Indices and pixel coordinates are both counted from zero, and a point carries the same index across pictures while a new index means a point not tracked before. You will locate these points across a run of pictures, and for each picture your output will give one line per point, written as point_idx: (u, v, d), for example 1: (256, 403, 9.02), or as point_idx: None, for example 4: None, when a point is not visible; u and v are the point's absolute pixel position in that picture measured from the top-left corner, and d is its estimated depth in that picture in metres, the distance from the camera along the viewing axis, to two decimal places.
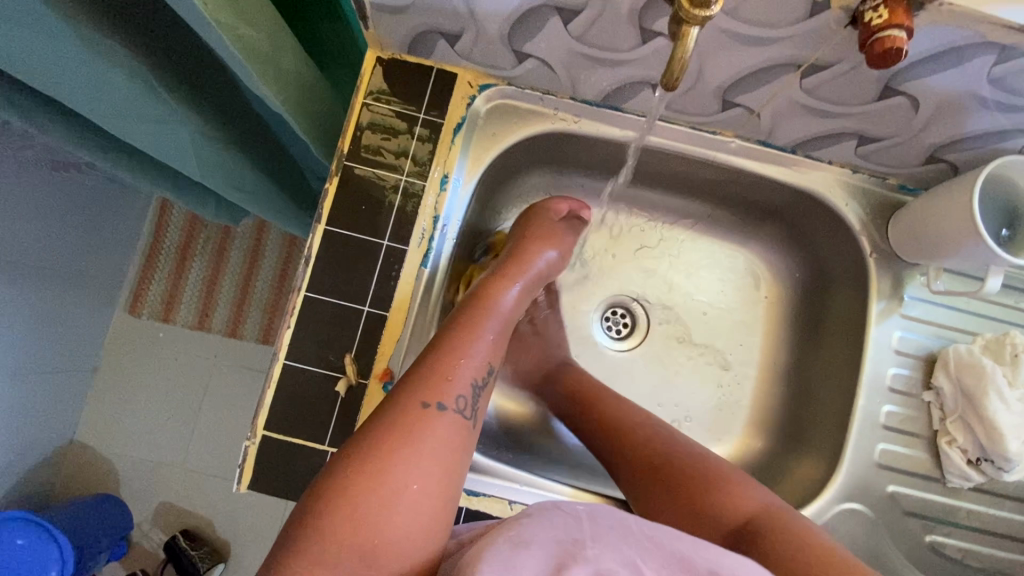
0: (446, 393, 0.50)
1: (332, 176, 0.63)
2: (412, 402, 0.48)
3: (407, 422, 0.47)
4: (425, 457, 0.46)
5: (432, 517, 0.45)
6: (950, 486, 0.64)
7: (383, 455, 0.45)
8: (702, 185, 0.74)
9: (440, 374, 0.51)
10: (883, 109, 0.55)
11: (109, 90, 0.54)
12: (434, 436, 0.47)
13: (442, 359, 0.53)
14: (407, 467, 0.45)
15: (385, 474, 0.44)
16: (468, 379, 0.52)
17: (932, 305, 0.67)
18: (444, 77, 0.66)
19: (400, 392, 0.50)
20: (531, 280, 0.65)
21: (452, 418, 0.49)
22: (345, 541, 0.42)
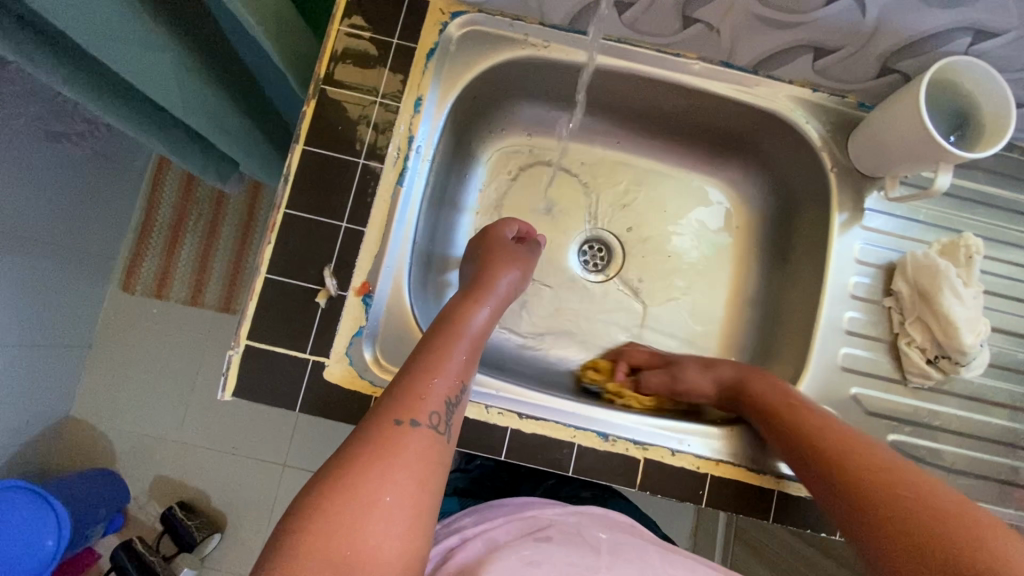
0: (419, 409, 0.51)
1: (309, 99, 0.66)
2: (385, 422, 0.49)
3: (383, 441, 0.48)
4: (402, 475, 0.47)
5: (409, 528, 0.45)
6: (911, 387, 0.67)
7: (357, 473, 0.46)
8: (672, 115, 0.77)
9: (418, 393, 0.52)
10: (833, 16, 0.58)
11: (97, 12, 0.56)
12: (410, 452, 0.48)
13: (420, 378, 0.53)
14: (381, 479, 0.46)
15: (357, 488, 0.45)
16: (442, 397, 0.53)
17: (891, 216, 0.69)
18: (417, 5, 0.68)
19: (372, 416, 0.50)
20: (497, 304, 0.64)
21: (425, 433, 0.50)
22: (321, 552, 0.42)
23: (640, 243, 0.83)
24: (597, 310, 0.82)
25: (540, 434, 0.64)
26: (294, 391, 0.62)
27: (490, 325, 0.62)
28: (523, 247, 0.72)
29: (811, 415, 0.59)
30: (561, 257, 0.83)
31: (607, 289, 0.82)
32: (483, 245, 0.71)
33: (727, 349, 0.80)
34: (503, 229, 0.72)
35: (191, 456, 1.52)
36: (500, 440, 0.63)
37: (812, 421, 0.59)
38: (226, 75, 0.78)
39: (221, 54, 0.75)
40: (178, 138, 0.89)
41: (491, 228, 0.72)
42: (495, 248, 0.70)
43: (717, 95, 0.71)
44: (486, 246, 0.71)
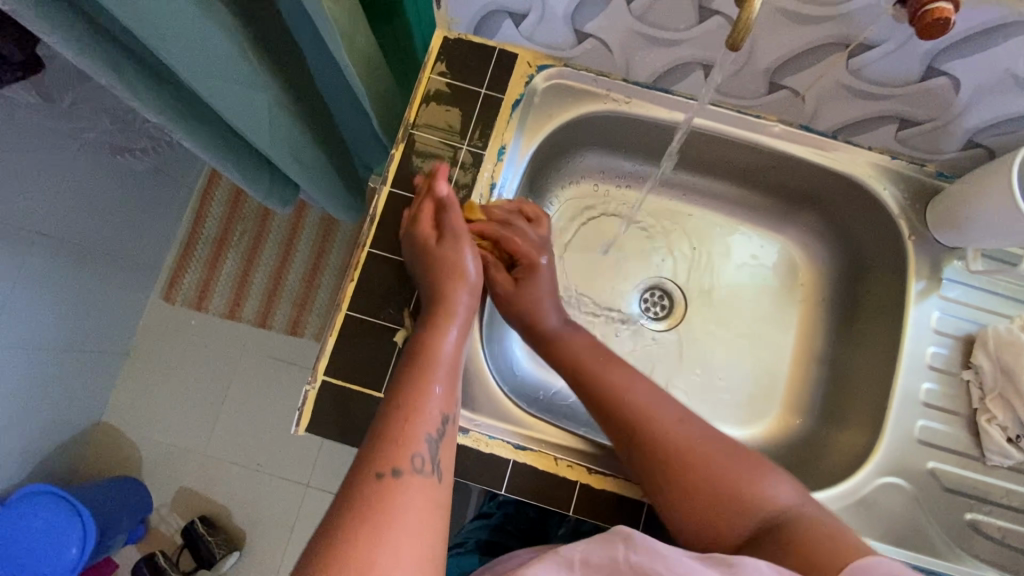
0: (402, 453, 0.45)
1: (398, 143, 0.68)
2: (364, 480, 0.43)
3: (370, 501, 0.42)
4: (399, 535, 0.41)
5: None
6: (989, 465, 0.65)
7: (347, 548, 0.39)
8: (744, 172, 0.77)
9: (397, 435, 0.46)
10: (924, 91, 0.59)
11: (207, 51, 0.58)
12: (402, 503, 0.42)
13: (397, 419, 0.47)
14: (375, 547, 0.39)
15: (350, 564, 0.38)
16: (422, 433, 0.47)
17: (970, 287, 0.69)
18: (506, 57, 0.70)
19: (349, 475, 0.44)
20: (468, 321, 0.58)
21: (414, 480, 0.44)
22: None
23: (702, 294, 0.83)
24: (658, 361, 0.81)
25: (610, 492, 0.63)
26: (366, 429, 0.62)
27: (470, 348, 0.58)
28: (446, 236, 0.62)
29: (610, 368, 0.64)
30: (624, 304, 0.83)
31: (669, 339, 0.82)
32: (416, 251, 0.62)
33: (789, 407, 0.79)
34: (455, 219, 0.63)
35: (216, 470, 1.51)
36: (568, 491, 0.63)
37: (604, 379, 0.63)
38: (307, 109, 0.80)
39: (306, 89, 0.78)
40: (251, 166, 0.91)
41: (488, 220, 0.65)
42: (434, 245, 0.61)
43: (794, 157, 0.71)
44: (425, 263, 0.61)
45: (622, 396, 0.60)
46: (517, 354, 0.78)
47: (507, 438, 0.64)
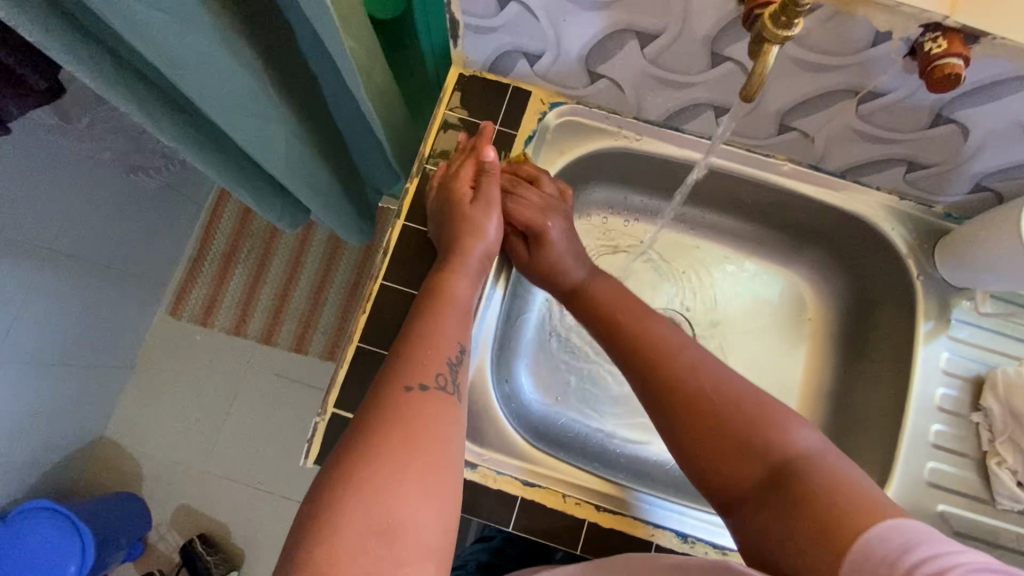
0: (426, 370, 0.50)
1: (411, 176, 0.70)
2: (394, 386, 0.48)
3: (398, 410, 0.46)
4: (427, 438, 0.45)
5: (436, 496, 0.43)
6: (999, 509, 0.65)
7: (379, 443, 0.44)
8: (753, 207, 0.78)
9: (421, 357, 0.51)
10: (933, 137, 0.60)
11: (229, 86, 0.60)
12: (425, 411, 0.47)
13: (421, 346, 0.52)
14: (403, 447, 0.44)
15: (382, 456, 0.43)
16: (442, 358, 0.52)
17: (979, 328, 0.69)
18: (519, 94, 0.72)
19: (379, 382, 0.49)
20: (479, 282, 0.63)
21: (436, 395, 0.49)
22: (358, 522, 0.40)
23: (709, 326, 0.84)
24: None
25: (617, 532, 0.63)
26: None
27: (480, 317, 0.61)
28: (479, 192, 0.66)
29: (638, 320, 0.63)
30: None
31: None
32: (449, 202, 0.65)
33: None
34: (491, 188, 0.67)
35: (217, 488, 1.49)
36: (575, 528, 0.63)
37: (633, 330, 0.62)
38: (323, 140, 0.82)
39: (323, 120, 0.79)
40: (265, 190, 0.92)
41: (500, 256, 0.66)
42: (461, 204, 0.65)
43: (803, 195, 0.72)
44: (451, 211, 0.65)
45: (660, 339, 0.60)
46: (525, 386, 0.78)
47: (517, 475, 0.64)
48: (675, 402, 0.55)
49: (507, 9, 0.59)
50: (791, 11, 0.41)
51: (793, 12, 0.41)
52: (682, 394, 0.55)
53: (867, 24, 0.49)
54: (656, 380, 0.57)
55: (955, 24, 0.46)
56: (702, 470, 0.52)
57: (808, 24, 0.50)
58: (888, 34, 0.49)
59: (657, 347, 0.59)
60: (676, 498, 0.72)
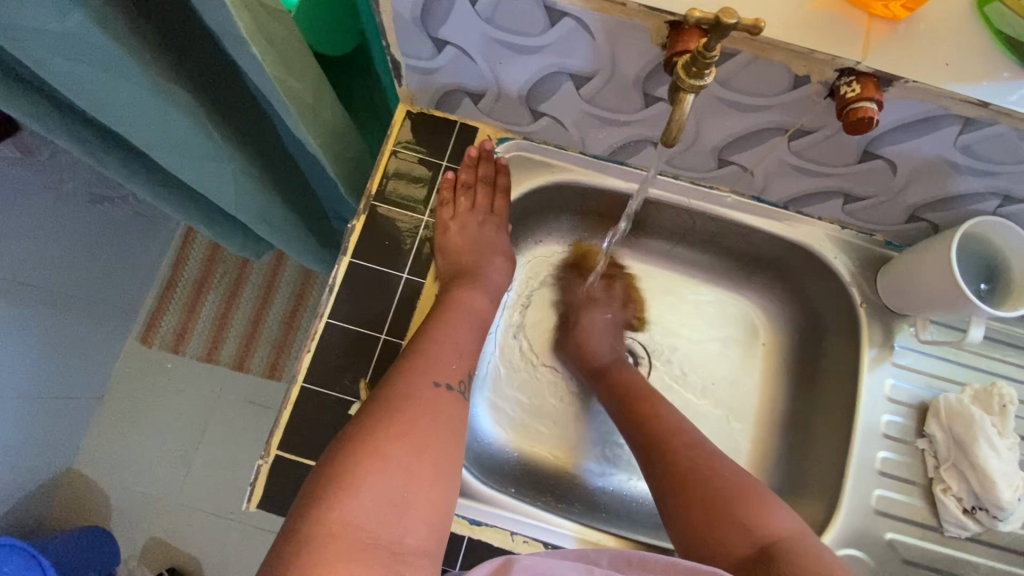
0: (449, 374, 0.61)
1: (359, 214, 0.70)
2: (426, 380, 0.59)
3: (423, 397, 0.58)
4: (439, 426, 0.57)
5: (441, 471, 0.54)
6: (947, 535, 0.65)
7: (405, 421, 0.55)
8: (703, 236, 0.79)
9: (447, 358, 0.62)
10: (863, 171, 0.61)
11: (171, 130, 0.60)
12: (443, 409, 0.58)
13: (449, 349, 0.63)
14: (424, 429, 0.56)
15: (407, 432, 0.54)
16: (462, 367, 0.64)
17: (922, 354, 0.70)
18: (467, 131, 0.73)
19: (411, 375, 0.59)
20: (471, 323, 0.67)
21: (454, 396, 0.61)
22: (376, 483, 0.51)
23: (666, 355, 0.84)
24: None
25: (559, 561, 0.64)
26: None
27: (466, 343, 0.65)
28: (496, 217, 0.75)
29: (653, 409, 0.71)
30: None
31: None
32: (473, 226, 0.73)
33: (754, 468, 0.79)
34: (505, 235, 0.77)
35: (187, 521, 1.45)
36: None
37: (651, 416, 0.70)
38: (280, 175, 0.82)
39: (279, 158, 0.79)
40: (225, 223, 0.92)
41: (446, 295, 0.67)
42: (480, 234, 0.73)
43: (747, 226, 0.74)
44: (474, 233, 0.73)
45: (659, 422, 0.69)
46: (483, 423, 0.77)
47: (464, 515, 0.64)
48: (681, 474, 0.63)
49: (444, 52, 0.60)
50: (701, 62, 0.43)
51: (703, 64, 0.43)
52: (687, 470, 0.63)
53: (787, 70, 0.50)
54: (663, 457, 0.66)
55: (867, 68, 0.47)
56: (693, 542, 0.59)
57: (730, 68, 0.51)
58: (807, 77, 0.50)
59: (669, 432, 0.68)
60: (630, 534, 0.72)
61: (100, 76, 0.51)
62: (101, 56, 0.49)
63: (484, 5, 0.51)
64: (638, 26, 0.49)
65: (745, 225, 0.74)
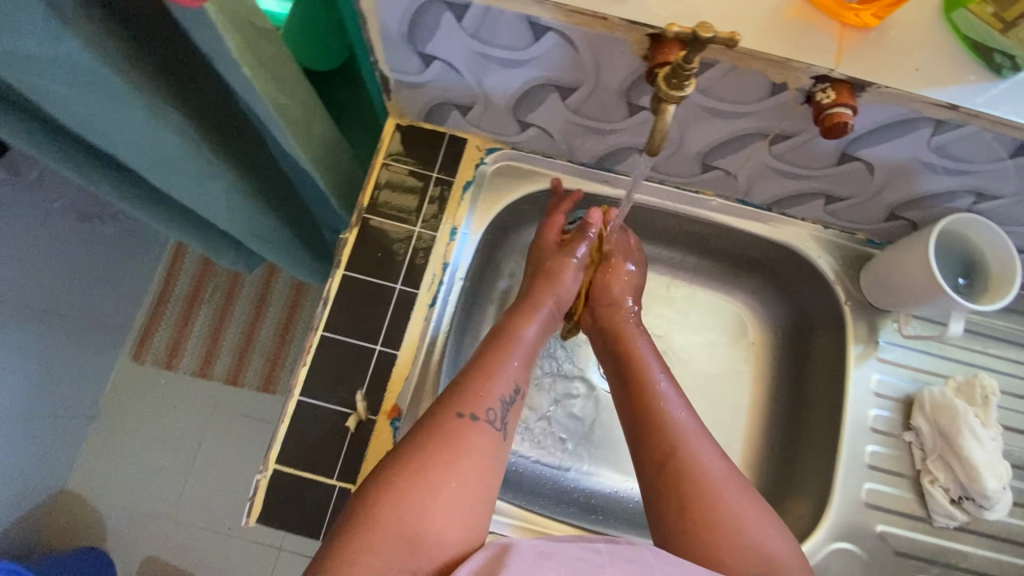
0: (476, 403, 0.54)
1: (352, 226, 0.70)
2: (449, 412, 0.53)
3: (447, 432, 0.51)
4: (461, 463, 0.50)
5: (467, 508, 0.48)
6: (936, 526, 0.67)
7: (425, 460, 0.49)
8: (691, 240, 0.80)
9: (478, 387, 0.55)
10: (843, 173, 0.63)
11: (163, 148, 0.61)
12: (471, 445, 0.51)
13: (480, 378, 0.57)
14: (445, 468, 0.49)
15: (426, 472, 0.48)
16: (497, 394, 0.56)
17: (906, 349, 0.72)
18: (455, 142, 0.74)
19: (435, 408, 0.53)
20: (526, 357, 0.61)
21: (485, 429, 0.53)
22: (391, 529, 0.45)
23: None
24: (615, 426, 0.83)
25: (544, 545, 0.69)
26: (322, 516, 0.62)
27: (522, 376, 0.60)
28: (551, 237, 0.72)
29: (669, 429, 0.58)
30: (582, 370, 0.84)
31: None
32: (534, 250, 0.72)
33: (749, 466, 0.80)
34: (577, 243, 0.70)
35: (183, 539, 1.43)
36: None
37: (668, 437, 0.58)
38: (273, 190, 0.82)
39: (272, 173, 0.80)
40: (217, 239, 0.92)
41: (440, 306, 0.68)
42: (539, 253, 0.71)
43: (731, 228, 0.76)
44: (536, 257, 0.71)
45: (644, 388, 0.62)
46: None
47: None
48: (705, 517, 0.53)
49: (432, 67, 0.61)
50: (681, 74, 0.44)
51: (683, 75, 0.44)
52: (713, 516, 0.53)
53: (764, 78, 0.51)
54: (682, 493, 0.55)
55: (841, 75, 0.49)
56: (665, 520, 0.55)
57: (710, 77, 0.53)
58: (784, 85, 0.52)
59: (690, 464, 0.56)
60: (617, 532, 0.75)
61: (93, 101, 0.52)
62: (97, 79, 0.49)
63: (470, 21, 0.52)
64: (620, 39, 0.51)
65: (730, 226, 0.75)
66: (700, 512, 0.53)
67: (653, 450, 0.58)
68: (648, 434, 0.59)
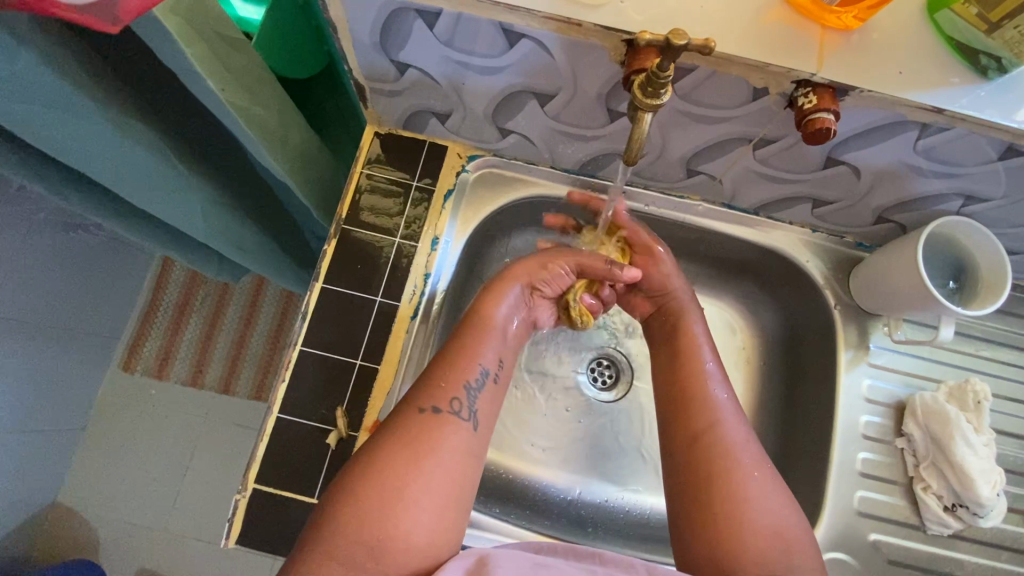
0: (438, 395, 0.53)
1: (331, 238, 0.69)
2: (410, 408, 0.52)
3: (410, 429, 0.51)
4: (428, 458, 0.50)
5: (439, 502, 0.48)
6: (930, 534, 0.66)
7: (390, 459, 0.49)
8: (678, 245, 0.79)
9: (441, 378, 0.55)
10: (829, 176, 0.62)
11: (134, 165, 0.59)
12: (435, 438, 0.51)
13: (449, 368, 0.56)
14: (411, 466, 0.49)
15: (391, 471, 0.48)
16: (462, 381, 0.55)
17: (897, 353, 0.71)
18: (436, 150, 0.73)
19: (398, 407, 0.53)
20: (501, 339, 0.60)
21: (451, 420, 0.53)
22: (359, 533, 0.45)
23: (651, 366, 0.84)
24: (605, 433, 0.81)
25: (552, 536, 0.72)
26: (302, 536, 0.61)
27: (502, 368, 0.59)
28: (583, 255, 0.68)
29: (702, 411, 0.58)
30: (571, 378, 0.83)
31: (615, 410, 0.83)
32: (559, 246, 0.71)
33: None
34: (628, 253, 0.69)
35: (176, 551, 1.42)
36: None
37: (701, 419, 0.58)
38: (254, 203, 0.81)
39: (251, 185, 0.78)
40: (198, 251, 0.90)
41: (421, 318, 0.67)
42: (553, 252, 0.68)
43: (718, 232, 0.74)
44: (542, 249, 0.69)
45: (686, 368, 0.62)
46: None
47: None
48: (726, 497, 0.53)
49: (407, 74, 0.60)
50: (656, 82, 0.43)
51: (658, 84, 0.43)
52: (736, 496, 0.53)
53: (745, 83, 0.50)
54: (706, 470, 0.55)
55: (823, 80, 0.48)
56: (687, 494, 0.55)
57: (689, 83, 0.51)
58: (765, 89, 0.51)
59: (718, 448, 0.56)
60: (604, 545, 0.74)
61: (58, 120, 0.51)
62: (56, 96, 0.48)
63: (443, 29, 0.51)
64: (596, 46, 0.49)
65: (715, 230, 0.74)
66: (722, 493, 0.53)
67: (684, 428, 0.58)
68: (683, 413, 0.59)
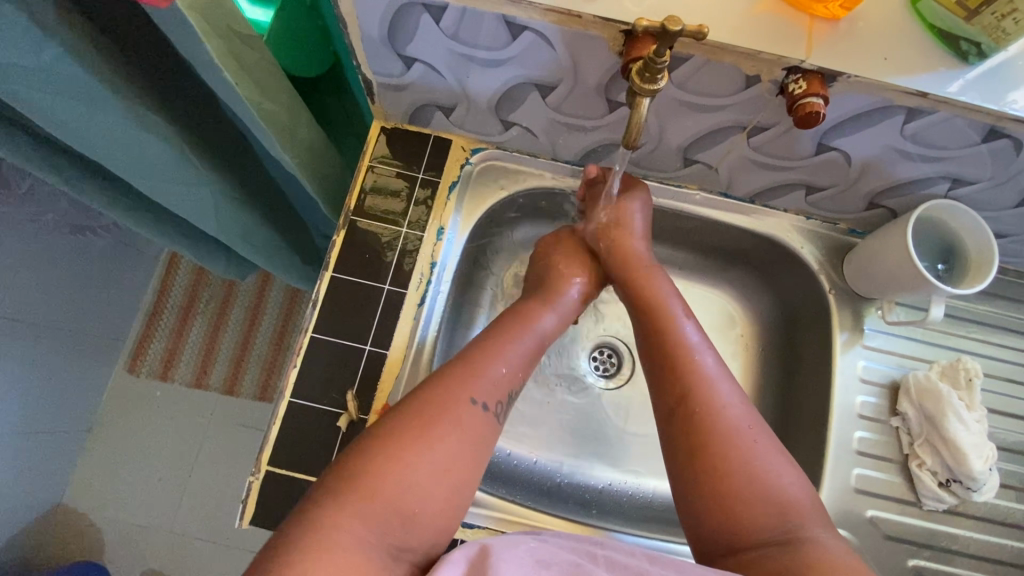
0: (490, 393, 0.55)
1: (339, 229, 0.71)
2: (461, 394, 0.53)
3: (453, 411, 0.52)
4: (456, 437, 0.50)
5: (456, 479, 0.49)
6: (925, 509, 0.68)
7: (429, 431, 0.50)
8: (676, 234, 0.81)
9: (488, 374, 0.56)
10: (821, 163, 0.64)
11: (150, 156, 0.62)
12: (472, 429, 0.52)
13: (487, 360, 0.57)
14: (445, 442, 0.50)
15: (426, 441, 0.49)
16: (508, 388, 0.57)
17: (891, 335, 0.73)
18: (440, 143, 0.75)
19: (445, 386, 0.53)
20: (536, 345, 0.62)
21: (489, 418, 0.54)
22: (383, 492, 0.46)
23: None
24: (606, 418, 0.83)
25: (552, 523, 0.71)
26: None
27: (524, 362, 0.61)
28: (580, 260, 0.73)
29: (695, 381, 0.59)
30: (573, 366, 0.85)
31: (616, 396, 0.85)
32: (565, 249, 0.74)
33: None
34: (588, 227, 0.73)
35: (182, 550, 1.42)
36: None
37: (690, 384, 0.59)
38: (263, 197, 0.83)
39: (261, 180, 0.80)
40: (206, 247, 0.92)
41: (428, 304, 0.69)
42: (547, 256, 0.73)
43: (715, 220, 0.76)
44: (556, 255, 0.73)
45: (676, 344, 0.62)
46: None
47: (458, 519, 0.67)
48: (721, 468, 0.54)
49: (413, 68, 0.62)
50: (653, 68, 0.45)
51: (654, 69, 0.45)
52: (731, 469, 0.54)
53: (738, 71, 0.53)
54: (699, 440, 0.55)
55: (812, 66, 0.50)
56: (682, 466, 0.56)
57: (685, 71, 0.54)
58: (757, 77, 0.53)
59: (713, 418, 0.56)
60: (603, 522, 0.75)
61: (81, 110, 0.53)
62: (79, 87, 0.50)
63: (448, 22, 0.53)
64: (595, 36, 0.52)
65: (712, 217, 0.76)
66: (718, 464, 0.54)
67: (674, 395, 0.59)
68: (676, 385, 0.59)
